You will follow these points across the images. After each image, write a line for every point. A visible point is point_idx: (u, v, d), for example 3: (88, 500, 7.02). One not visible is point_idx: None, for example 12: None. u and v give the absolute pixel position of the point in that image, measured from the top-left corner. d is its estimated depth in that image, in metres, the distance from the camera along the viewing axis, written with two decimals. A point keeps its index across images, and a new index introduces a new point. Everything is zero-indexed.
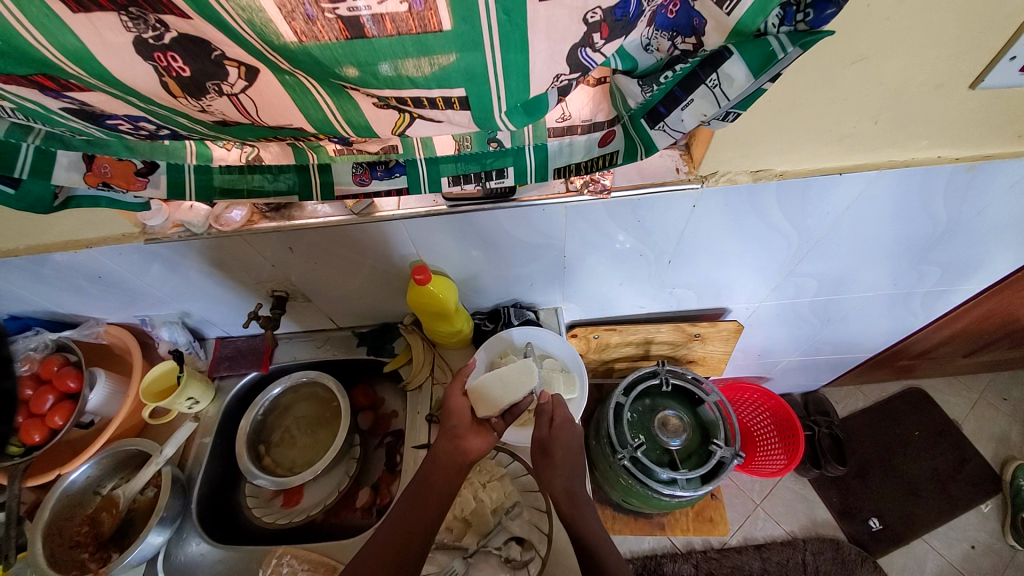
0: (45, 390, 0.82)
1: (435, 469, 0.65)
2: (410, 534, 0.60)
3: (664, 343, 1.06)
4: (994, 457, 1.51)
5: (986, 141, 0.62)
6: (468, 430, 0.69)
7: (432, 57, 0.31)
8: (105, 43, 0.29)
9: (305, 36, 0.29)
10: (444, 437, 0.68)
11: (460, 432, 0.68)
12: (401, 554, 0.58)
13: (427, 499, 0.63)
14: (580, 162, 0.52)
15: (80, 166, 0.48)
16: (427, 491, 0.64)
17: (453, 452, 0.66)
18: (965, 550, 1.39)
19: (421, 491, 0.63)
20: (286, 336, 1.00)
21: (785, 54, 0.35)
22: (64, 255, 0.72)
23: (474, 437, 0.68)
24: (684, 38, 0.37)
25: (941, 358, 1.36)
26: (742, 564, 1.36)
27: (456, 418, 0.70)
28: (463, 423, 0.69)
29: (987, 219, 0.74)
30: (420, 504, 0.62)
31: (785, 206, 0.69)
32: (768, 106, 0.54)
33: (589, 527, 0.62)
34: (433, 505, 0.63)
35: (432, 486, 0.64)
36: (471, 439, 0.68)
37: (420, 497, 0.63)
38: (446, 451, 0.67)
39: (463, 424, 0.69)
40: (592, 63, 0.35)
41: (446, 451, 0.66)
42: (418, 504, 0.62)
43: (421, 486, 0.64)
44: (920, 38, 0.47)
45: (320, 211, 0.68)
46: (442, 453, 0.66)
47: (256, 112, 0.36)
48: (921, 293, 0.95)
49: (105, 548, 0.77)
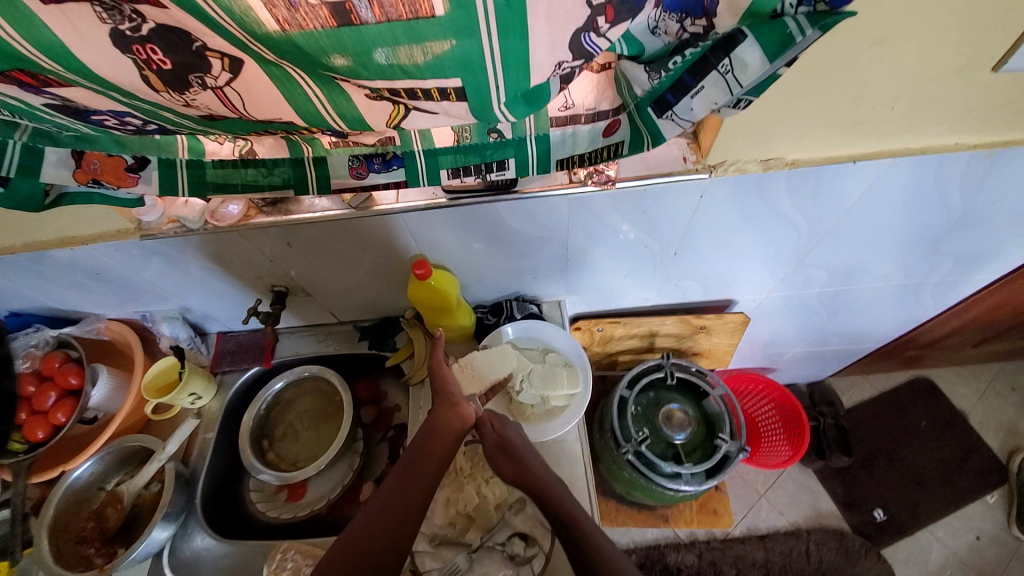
0: (47, 387, 0.83)
1: (434, 437, 0.67)
2: (406, 506, 0.63)
3: (669, 336, 1.04)
4: (1002, 448, 1.50)
5: (1007, 129, 0.60)
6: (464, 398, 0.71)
7: (426, 45, 0.29)
8: (80, 35, 0.28)
9: (289, 24, 0.27)
10: (444, 405, 0.69)
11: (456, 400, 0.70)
12: (396, 523, 0.61)
13: (421, 466, 0.65)
14: (584, 153, 0.50)
15: (69, 163, 0.47)
16: (426, 460, 0.66)
17: (453, 422, 0.68)
18: (969, 540, 1.38)
19: (417, 458, 0.66)
20: (288, 330, 0.99)
21: (803, 37, 0.34)
22: (62, 252, 0.71)
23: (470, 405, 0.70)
24: (693, 19, 0.34)
25: (951, 347, 1.34)
26: (746, 554, 1.36)
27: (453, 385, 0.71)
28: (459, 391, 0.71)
29: (1003, 208, 0.72)
30: (416, 474, 0.65)
31: (795, 196, 0.67)
32: (781, 92, 0.52)
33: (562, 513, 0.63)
34: (426, 474, 0.65)
35: (430, 455, 0.66)
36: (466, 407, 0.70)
37: (415, 466, 0.65)
38: (446, 419, 0.68)
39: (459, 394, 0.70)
40: (597, 49, 0.33)
41: (447, 418, 0.68)
42: (415, 471, 0.65)
43: (418, 451, 0.66)
44: (941, 20, 0.45)
45: (317, 205, 0.67)
46: (440, 422, 0.68)
47: (242, 106, 0.35)
48: (932, 284, 0.93)
49: (111, 544, 0.77)
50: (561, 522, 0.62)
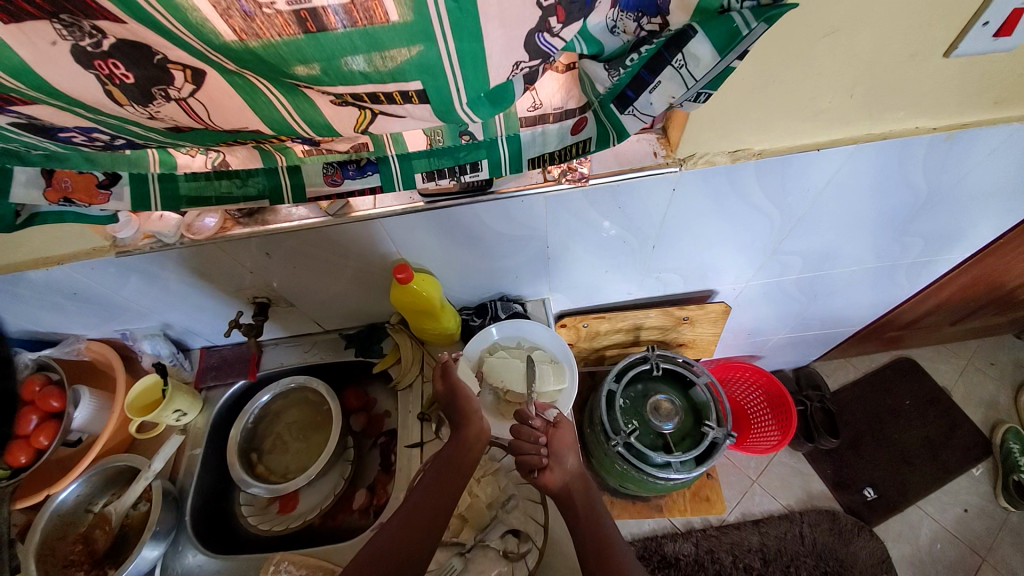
0: (27, 411, 0.81)
1: (462, 450, 0.72)
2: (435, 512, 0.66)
3: (653, 328, 1.05)
4: (984, 422, 1.54)
5: (963, 111, 0.62)
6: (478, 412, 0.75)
7: (385, 52, 0.30)
8: (40, 52, 0.28)
9: (247, 33, 0.28)
10: (470, 420, 0.73)
11: (470, 414, 0.74)
12: (424, 533, 0.64)
13: (449, 479, 0.69)
14: (554, 151, 0.51)
15: (40, 182, 0.46)
16: (453, 472, 0.70)
17: (480, 435, 0.73)
18: (958, 513, 1.41)
19: (445, 470, 0.70)
20: (273, 342, 0.98)
21: (749, 30, 0.35)
22: (38, 273, 0.71)
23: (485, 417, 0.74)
24: (649, 18, 0.36)
25: (929, 326, 1.38)
26: (742, 540, 1.38)
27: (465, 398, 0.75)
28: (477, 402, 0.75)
29: (967, 188, 0.74)
30: (444, 487, 0.69)
31: (766, 185, 0.68)
32: (743, 85, 0.54)
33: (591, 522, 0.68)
34: (454, 484, 0.69)
35: (457, 469, 0.70)
36: (479, 420, 0.73)
37: (445, 477, 0.69)
38: (473, 434, 0.73)
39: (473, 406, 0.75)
40: (552, 49, 0.34)
41: (474, 433, 0.72)
42: (446, 484, 0.69)
43: (448, 466, 0.70)
44: (890, 9, 0.47)
45: (295, 214, 0.67)
46: (469, 438, 0.72)
47: (209, 116, 0.35)
48: (906, 264, 0.95)
49: (100, 566, 0.76)
50: (585, 523, 0.68)
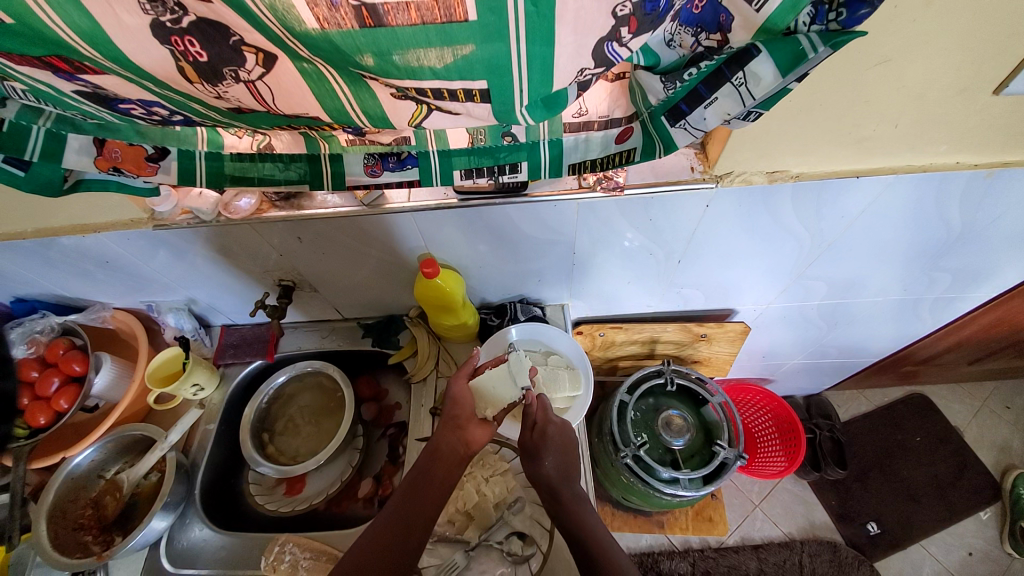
0: (51, 372, 0.83)
1: (436, 461, 0.67)
2: (410, 526, 0.62)
3: (670, 343, 1.05)
4: (995, 465, 1.51)
5: (1007, 150, 0.61)
6: (472, 421, 0.71)
7: (455, 49, 0.31)
8: (122, 25, 0.29)
9: (329, 22, 0.29)
10: (445, 428, 0.70)
11: (463, 423, 0.70)
12: (399, 545, 0.60)
13: (426, 491, 0.65)
14: (596, 159, 0.51)
15: (91, 150, 0.47)
16: (427, 484, 0.65)
17: (454, 443, 0.68)
18: (962, 556, 1.39)
19: (421, 482, 0.65)
20: (292, 326, 0.99)
21: (815, 53, 0.35)
22: (72, 238, 0.72)
23: (476, 428, 0.70)
24: (708, 34, 0.36)
25: (946, 364, 1.36)
26: (740, 564, 1.36)
27: (459, 406, 0.71)
28: (465, 413, 0.71)
29: (1001, 227, 0.73)
30: (418, 499, 0.64)
31: (799, 208, 0.68)
32: (788, 107, 0.54)
33: (578, 516, 0.64)
34: (433, 498, 0.64)
35: (432, 485, 0.65)
36: (472, 430, 0.70)
37: (417, 490, 0.65)
38: (448, 443, 0.68)
39: (466, 414, 0.71)
40: (618, 58, 0.34)
41: (449, 441, 0.68)
42: (419, 495, 0.64)
43: (419, 477, 0.66)
44: (946, 41, 0.46)
45: (330, 201, 0.68)
46: (443, 444, 0.68)
47: (272, 100, 0.36)
48: (930, 300, 0.94)
49: (109, 532, 0.78)
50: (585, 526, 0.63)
